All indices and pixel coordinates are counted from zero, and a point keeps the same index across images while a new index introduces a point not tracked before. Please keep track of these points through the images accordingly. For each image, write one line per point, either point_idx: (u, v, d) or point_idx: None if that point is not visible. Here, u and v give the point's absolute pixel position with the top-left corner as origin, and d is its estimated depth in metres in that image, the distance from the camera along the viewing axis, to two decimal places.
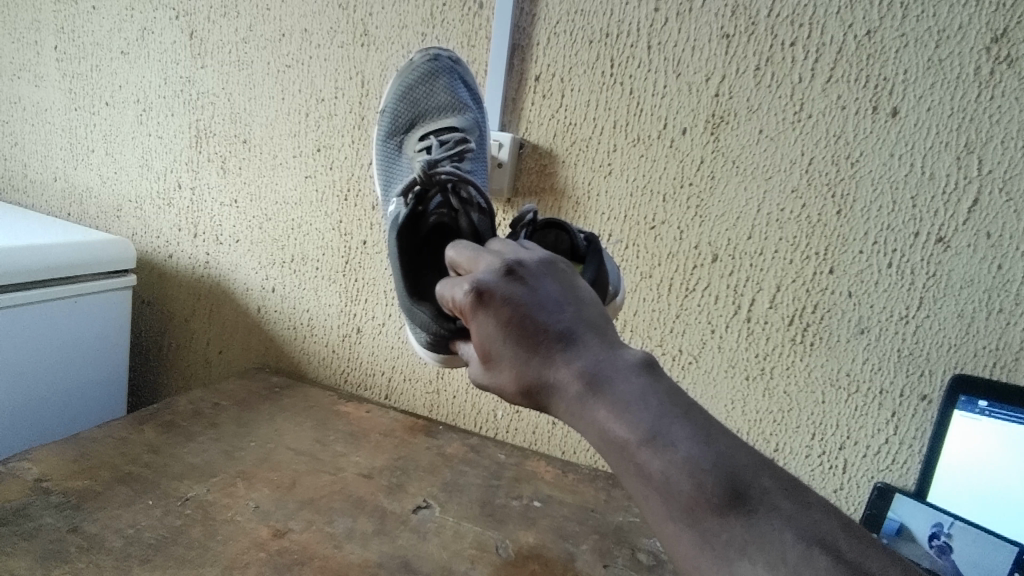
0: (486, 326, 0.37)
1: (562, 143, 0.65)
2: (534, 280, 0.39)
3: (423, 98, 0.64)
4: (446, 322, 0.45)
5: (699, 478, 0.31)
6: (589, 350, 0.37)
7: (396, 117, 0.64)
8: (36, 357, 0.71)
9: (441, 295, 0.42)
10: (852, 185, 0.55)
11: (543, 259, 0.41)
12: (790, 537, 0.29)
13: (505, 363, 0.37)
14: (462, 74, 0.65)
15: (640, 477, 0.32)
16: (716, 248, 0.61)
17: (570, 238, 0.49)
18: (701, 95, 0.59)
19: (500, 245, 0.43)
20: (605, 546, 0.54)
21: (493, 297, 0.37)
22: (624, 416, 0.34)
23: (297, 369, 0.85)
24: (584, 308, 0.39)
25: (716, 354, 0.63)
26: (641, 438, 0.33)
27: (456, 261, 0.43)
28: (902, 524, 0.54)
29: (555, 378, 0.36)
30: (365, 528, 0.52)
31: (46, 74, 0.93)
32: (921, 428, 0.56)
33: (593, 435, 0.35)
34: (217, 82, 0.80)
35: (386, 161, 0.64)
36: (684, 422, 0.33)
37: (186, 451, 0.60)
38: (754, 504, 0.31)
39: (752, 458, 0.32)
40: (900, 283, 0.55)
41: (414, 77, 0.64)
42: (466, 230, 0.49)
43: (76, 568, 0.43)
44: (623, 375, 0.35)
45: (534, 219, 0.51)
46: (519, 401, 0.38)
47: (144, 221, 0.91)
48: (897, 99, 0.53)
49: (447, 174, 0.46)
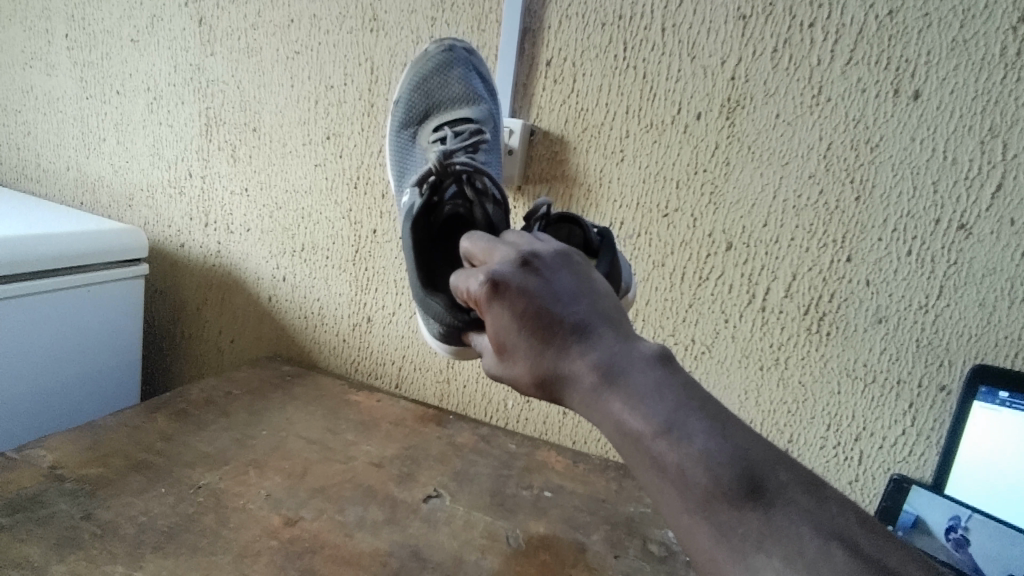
0: (501, 317, 0.37)
1: (574, 129, 0.64)
2: (549, 272, 0.38)
3: (438, 89, 0.63)
4: (460, 313, 0.45)
5: (715, 471, 0.31)
6: (605, 343, 0.36)
7: (410, 108, 0.64)
8: (49, 344, 0.71)
9: (455, 286, 0.41)
10: (871, 170, 0.54)
11: (558, 251, 0.40)
12: (808, 533, 0.29)
13: (520, 355, 0.37)
14: (477, 64, 0.64)
15: (655, 470, 0.32)
16: (730, 235, 0.60)
17: (582, 232, 0.48)
18: (717, 78, 0.58)
19: (515, 236, 0.43)
20: (617, 536, 0.54)
21: (508, 288, 0.36)
22: (639, 408, 0.33)
23: (308, 358, 0.85)
24: (599, 300, 0.38)
25: (730, 343, 0.62)
26: (656, 430, 0.32)
27: (471, 252, 0.42)
28: (917, 517, 0.53)
29: (570, 369, 0.36)
30: (376, 518, 0.52)
31: (58, 63, 0.93)
32: (940, 419, 0.55)
33: (608, 428, 0.34)
34: (226, 70, 0.80)
35: (400, 151, 0.64)
36: (700, 416, 0.33)
37: (199, 439, 0.60)
38: (771, 497, 0.30)
39: (769, 452, 0.32)
40: (920, 271, 0.54)
41: (429, 68, 0.64)
42: (481, 221, 0.48)
43: (90, 555, 0.44)
44: (639, 368, 0.35)
45: (549, 212, 0.50)
46: (533, 393, 0.38)
47: (156, 211, 0.91)
48: (919, 82, 0.51)
49: (462, 165, 0.47)
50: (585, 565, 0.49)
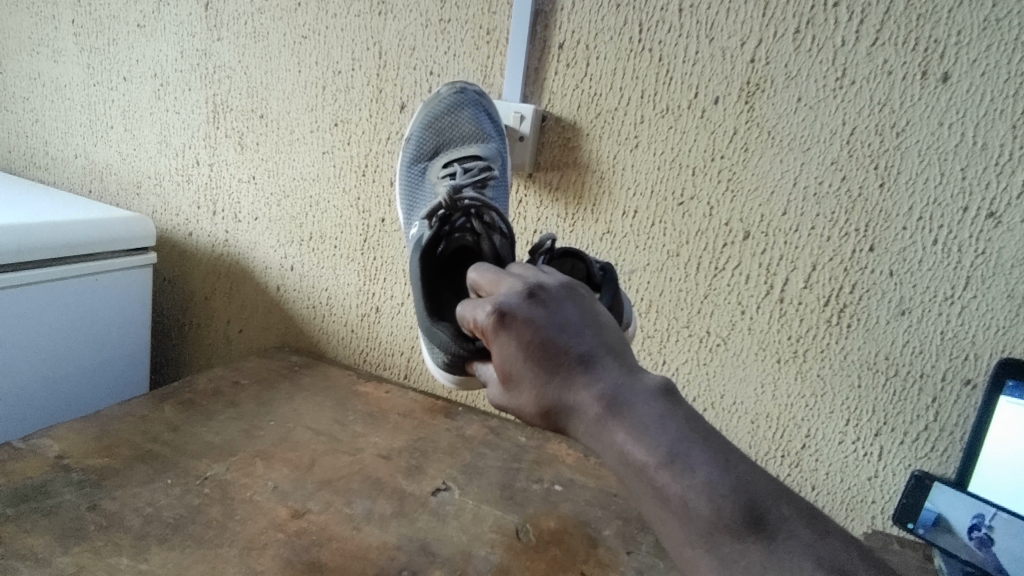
0: (508, 347, 0.36)
1: (587, 115, 0.62)
2: (555, 303, 0.38)
3: (449, 128, 0.64)
4: (465, 342, 0.43)
5: (718, 502, 0.31)
6: (610, 373, 0.36)
7: (421, 145, 0.65)
8: (57, 332, 0.71)
9: (460, 316, 0.41)
10: (897, 157, 0.52)
11: (564, 283, 0.40)
12: (809, 567, 0.28)
13: (525, 384, 0.36)
14: (487, 106, 0.64)
15: (657, 500, 0.32)
16: (747, 224, 0.58)
17: (586, 267, 0.48)
18: (736, 60, 0.56)
19: (522, 267, 0.42)
20: (629, 532, 0.53)
21: (514, 319, 0.36)
22: (644, 438, 0.33)
23: (316, 348, 0.84)
24: (604, 332, 0.38)
25: (746, 335, 0.60)
26: (660, 461, 0.32)
27: (478, 282, 0.42)
28: (939, 515, 0.52)
29: (575, 400, 0.35)
30: (384, 510, 0.51)
31: (65, 49, 0.92)
32: (964, 414, 0.54)
33: (612, 458, 0.34)
34: (233, 55, 0.78)
35: (410, 186, 0.65)
36: (703, 446, 0.33)
37: (206, 429, 0.60)
38: (772, 530, 0.30)
39: (771, 485, 0.32)
40: (946, 261, 0.52)
41: (440, 108, 0.64)
42: (488, 254, 0.47)
43: (94, 546, 0.43)
44: (644, 399, 0.35)
45: (553, 247, 0.49)
46: (537, 422, 0.37)
47: (164, 199, 0.90)
48: (948, 63, 0.49)
49: (471, 199, 0.47)
50: (596, 562, 0.48)
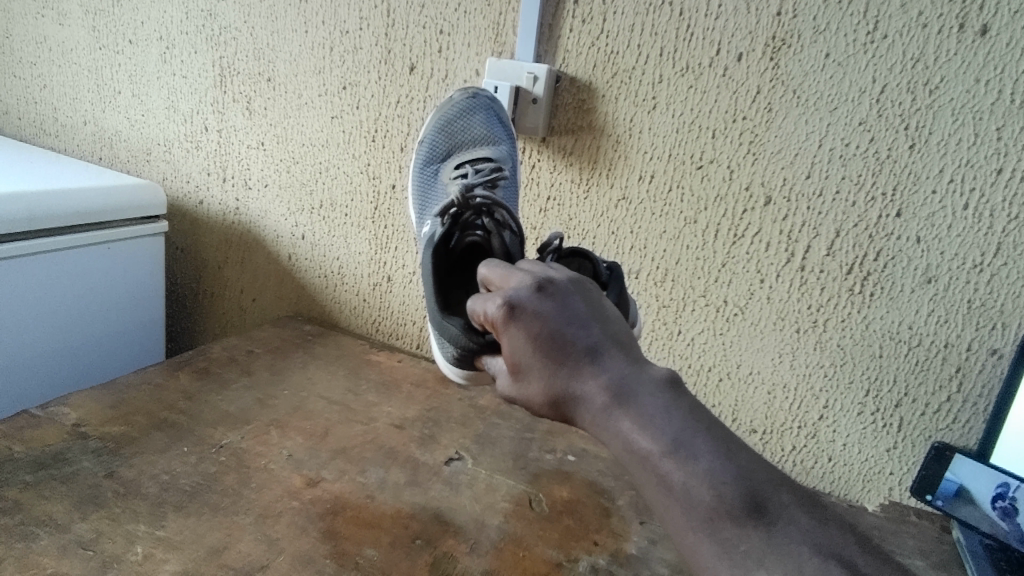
0: (516, 338, 0.36)
1: (603, 75, 0.60)
2: (563, 296, 0.37)
3: (460, 132, 0.62)
4: (475, 335, 0.42)
5: (719, 491, 0.30)
6: (617, 364, 0.35)
7: (433, 148, 0.63)
8: (73, 299, 0.71)
9: (470, 310, 0.40)
10: (929, 116, 0.49)
11: (571, 277, 0.39)
12: (805, 551, 0.28)
13: (533, 375, 0.36)
14: (500, 112, 0.62)
15: (660, 488, 0.32)
16: (769, 188, 0.56)
17: (592, 266, 0.46)
18: (762, 14, 0.53)
19: (531, 264, 0.41)
20: (642, 502, 0.52)
21: (523, 312, 0.36)
22: (648, 427, 0.33)
23: (329, 317, 0.84)
24: (611, 325, 0.38)
25: (764, 304, 0.59)
26: (664, 449, 0.32)
27: (486, 278, 0.41)
28: (960, 485, 0.52)
29: (582, 390, 0.35)
30: (397, 479, 0.51)
31: (69, 12, 0.91)
32: (988, 384, 0.52)
33: (618, 446, 0.34)
34: (238, 15, 0.77)
35: (421, 189, 0.63)
36: (706, 438, 0.32)
37: (220, 398, 0.60)
38: (772, 517, 0.30)
39: (770, 475, 0.32)
40: (977, 226, 0.50)
41: (451, 113, 0.62)
42: (498, 250, 0.47)
43: (112, 513, 0.44)
44: (649, 390, 0.34)
45: (561, 246, 0.48)
46: (545, 413, 0.37)
47: (174, 165, 0.89)
48: (988, 15, 0.46)
49: (482, 198, 0.48)
50: (608, 532, 0.48)
